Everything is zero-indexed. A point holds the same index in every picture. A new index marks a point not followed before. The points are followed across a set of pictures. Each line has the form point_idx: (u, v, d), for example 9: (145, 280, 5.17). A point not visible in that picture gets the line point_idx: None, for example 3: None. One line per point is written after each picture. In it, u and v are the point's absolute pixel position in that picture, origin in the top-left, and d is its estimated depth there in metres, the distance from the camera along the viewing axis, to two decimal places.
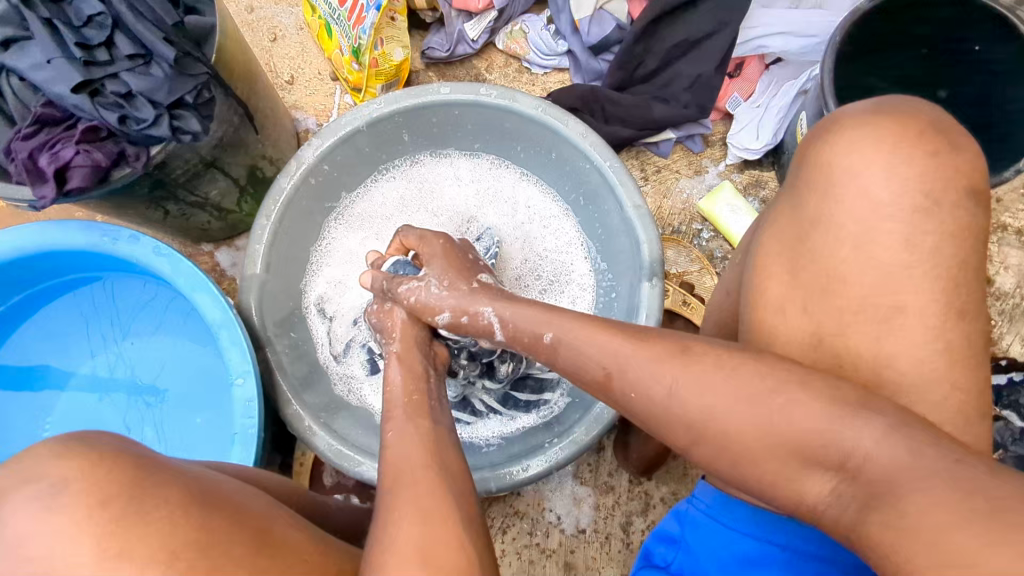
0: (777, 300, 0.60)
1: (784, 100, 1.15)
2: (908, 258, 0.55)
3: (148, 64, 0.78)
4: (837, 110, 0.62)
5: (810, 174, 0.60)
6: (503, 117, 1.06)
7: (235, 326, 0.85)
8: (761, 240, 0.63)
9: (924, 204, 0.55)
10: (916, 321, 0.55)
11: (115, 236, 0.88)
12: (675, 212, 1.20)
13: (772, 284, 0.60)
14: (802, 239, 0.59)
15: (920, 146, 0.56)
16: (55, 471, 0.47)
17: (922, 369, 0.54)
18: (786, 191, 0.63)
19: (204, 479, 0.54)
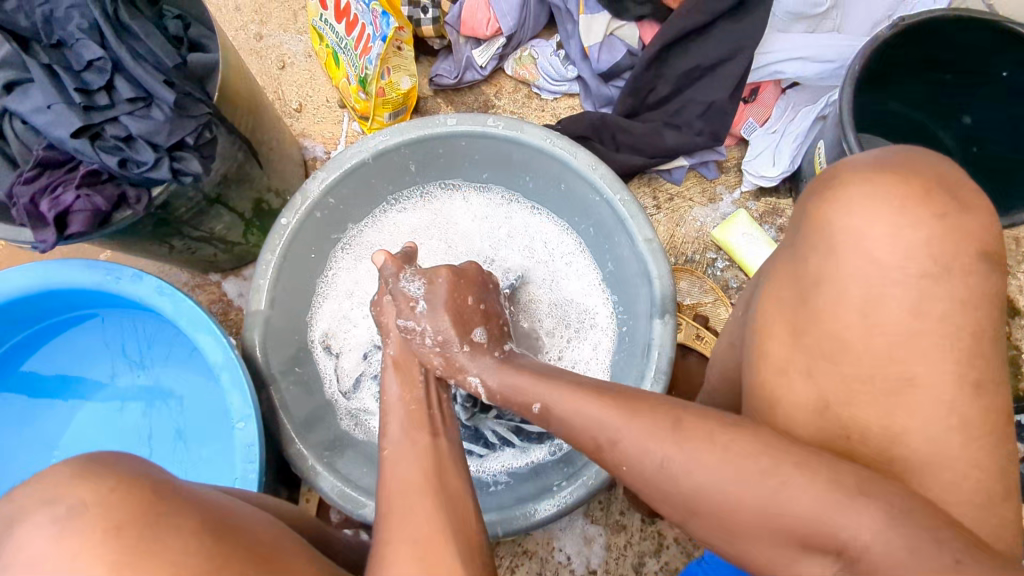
0: (781, 362, 0.58)
1: (801, 126, 1.12)
2: (914, 325, 0.52)
3: (148, 107, 0.77)
4: (840, 161, 0.59)
5: (809, 234, 0.58)
6: (511, 148, 1.04)
7: (237, 368, 0.83)
8: (762, 301, 0.61)
9: (935, 269, 0.52)
10: (927, 393, 0.52)
11: (118, 275, 0.88)
12: (688, 240, 1.17)
13: (772, 346, 0.59)
14: (805, 299, 0.57)
15: (928, 207, 0.53)
16: (72, 493, 0.43)
17: (935, 447, 0.51)
18: (787, 247, 0.61)
19: (217, 504, 0.50)
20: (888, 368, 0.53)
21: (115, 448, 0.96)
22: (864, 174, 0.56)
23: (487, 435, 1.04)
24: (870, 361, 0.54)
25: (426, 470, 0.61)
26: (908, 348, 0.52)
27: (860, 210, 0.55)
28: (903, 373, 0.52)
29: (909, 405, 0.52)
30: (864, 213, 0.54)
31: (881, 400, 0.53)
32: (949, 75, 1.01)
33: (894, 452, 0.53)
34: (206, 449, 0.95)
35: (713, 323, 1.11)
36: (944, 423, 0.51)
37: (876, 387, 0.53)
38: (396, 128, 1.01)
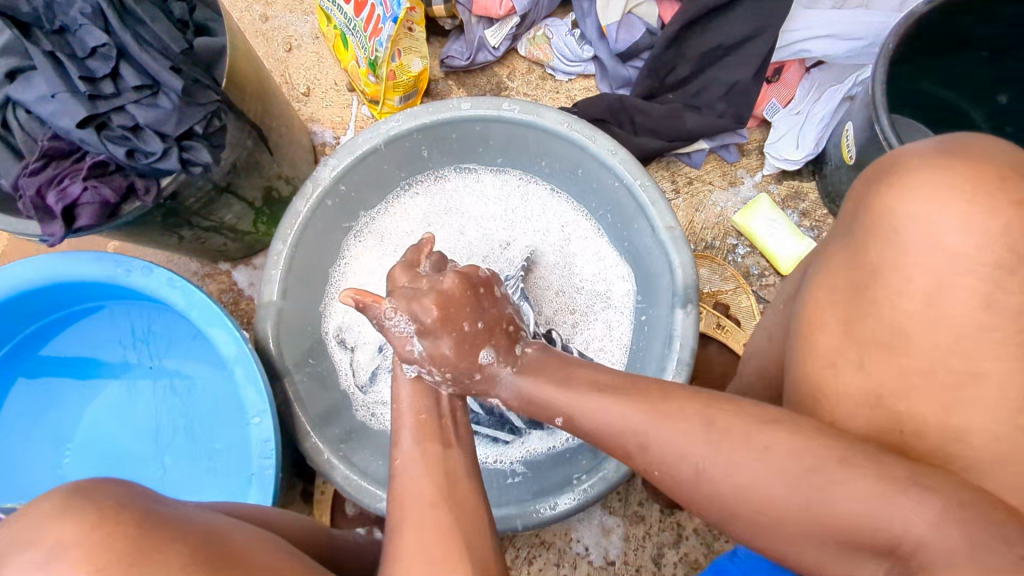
0: (824, 356, 0.56)
1: (827, 108, 1.08)
2: (984, 319, 0.50)
3: (155, 95, 0.75)
4: (902, 147, 0.56)
5: (865, 222, 0.54)
6: (526, 133, 1.01)
7: (251, 362, 0.82)
8: (811, 294, 0.59)
9: (996, 262, 0.50)
10: (979, 390, 0.49)
11: (128, 267, 0.86)
12: (708, 226, 1.14)
13: (819, 338, 0.56)
14: (863, 289, 0.54)
15: (1004, 196, 0.50)
16: (48, 534, 0.38)
17: (990, 452, 0.49)
18: (839, 238, 0.58)
19: (217, 532, 0.45)
20: (954, 361, 0.50)
21: (129, 440, 0.96)
22: (929, 161, 0.52)
23: (511, 421, 1.00)
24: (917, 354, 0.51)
25: (443, 481, 0.59)
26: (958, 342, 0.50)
27: (927, 196, 0.51)
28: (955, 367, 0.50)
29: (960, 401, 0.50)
30: (916, 196, 0.51)
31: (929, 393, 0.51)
32: (984, 51, 0.97)
33: (940, 452, 0.50)
34: (221, 441, 0.94)
35: (735, 312, 1.08)
36: (999, 422, 0.49)
37: (928, 383, 0.51)
38: (408, 113, 0.99)
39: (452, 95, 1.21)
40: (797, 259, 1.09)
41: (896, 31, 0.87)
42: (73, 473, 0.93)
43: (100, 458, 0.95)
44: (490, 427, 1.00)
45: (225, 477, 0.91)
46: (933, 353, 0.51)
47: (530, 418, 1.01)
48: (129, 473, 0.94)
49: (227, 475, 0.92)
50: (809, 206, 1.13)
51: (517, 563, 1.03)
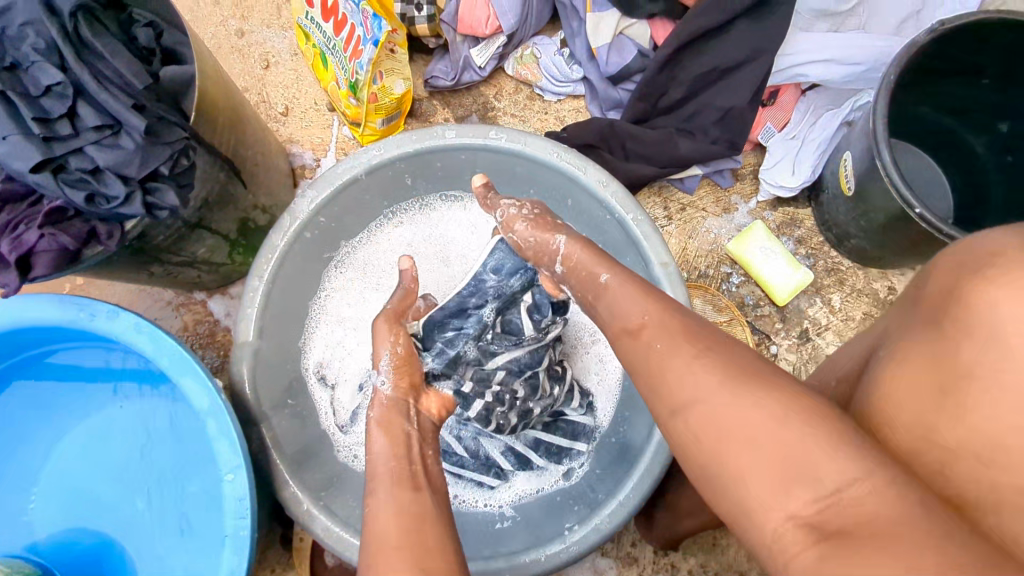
0: None
1: (823, 134, 1.05)
2: None
3: (117, 134, 0.69)
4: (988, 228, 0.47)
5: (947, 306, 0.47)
6: (513, 161, 0.96)
7: (225, 414, 0.77)
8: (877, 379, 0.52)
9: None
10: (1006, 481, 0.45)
11: (93, 311, 0.81)
12: (701, 253, 1.11)
13: None
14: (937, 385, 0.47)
15: None
16: None
17: None
18: (916, 319, 0.51)
19: None
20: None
21: (98, 484, 0.91)
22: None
23: (498, 463, 0.96)
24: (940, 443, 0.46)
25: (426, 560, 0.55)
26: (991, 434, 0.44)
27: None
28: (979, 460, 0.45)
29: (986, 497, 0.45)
30: (997, 283, 0.44)
31: (953, 490, 0.45)
32: (985, 78, 0.93)
33: None
34: (195, 491, 0.89)
35: None
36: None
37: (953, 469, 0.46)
38: (389, 141, 0.94)
39: (437, 116, 1.17)
40: (794, 289, 1.06)
41: (898, 62, 0.83)
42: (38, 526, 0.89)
43: (67, 509, 0.90)
44: (477, 470, 0.96)
45: (199, 530, 0.87)
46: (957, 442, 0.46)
47: (515, 463, 0.97)
48: (99, 519, 0.90)
49: (202, 527, 0.87)
50: (804, 232, 1.11)
51: None
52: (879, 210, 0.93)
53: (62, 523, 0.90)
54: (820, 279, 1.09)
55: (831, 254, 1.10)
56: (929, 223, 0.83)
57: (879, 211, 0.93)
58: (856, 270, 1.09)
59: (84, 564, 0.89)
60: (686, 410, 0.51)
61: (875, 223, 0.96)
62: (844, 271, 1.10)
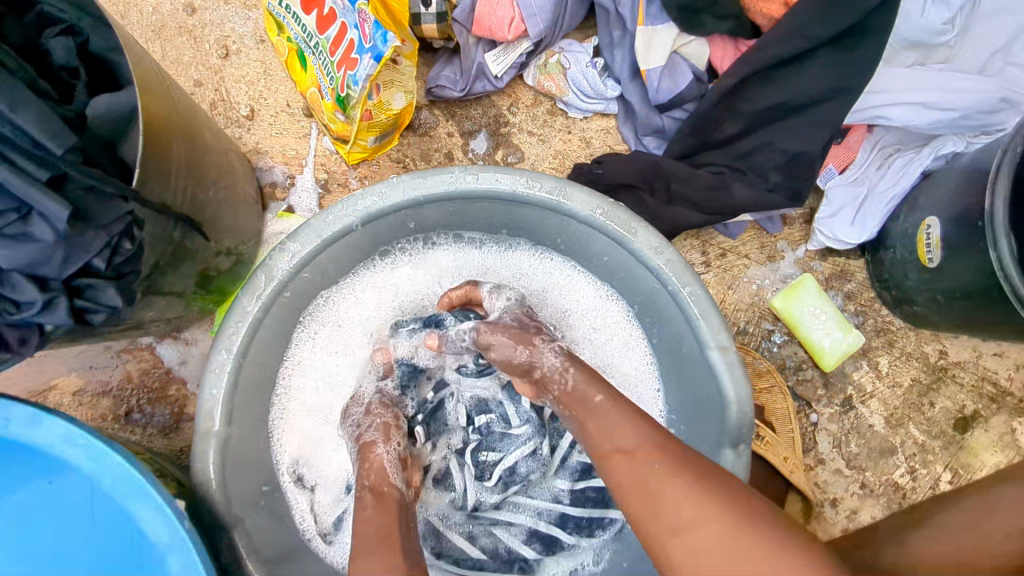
0: None
1: (898, 182, 0.90)
2: None
3: (25, 219, 0.48)
4: None
5: None
6: (543, 213, 0.80)
7: (189, 550, 0.62)
8: None
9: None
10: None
11: (6, 416, 0.63)
12: (741, 307, 0.98)
13: None
14: None
15: None
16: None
17: None
18: None
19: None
20: None
21: None
22: None
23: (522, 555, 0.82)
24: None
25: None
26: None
27: None
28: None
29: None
30: None
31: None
32: None
33: None
34: None
35: (771, 416, 0.94)
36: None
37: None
38: (392, 183, 0.75)
39: (439, 129, 0.97)
40: (844, 352, 0.95)
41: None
42: None
43: None
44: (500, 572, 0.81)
45: None
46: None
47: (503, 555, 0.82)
48: None
49: None
50: (855, 287, 0.98)
51: None
52: (964, 287, 0.81)
53: None
54: (869, 340, 0.98)
55: (882, 312, 0.98)
56: None
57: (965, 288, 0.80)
58: (907, 331, 0.98)
59: None
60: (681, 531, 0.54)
61: (953, 300, 0.84)
62: (894, 332, 0.98)
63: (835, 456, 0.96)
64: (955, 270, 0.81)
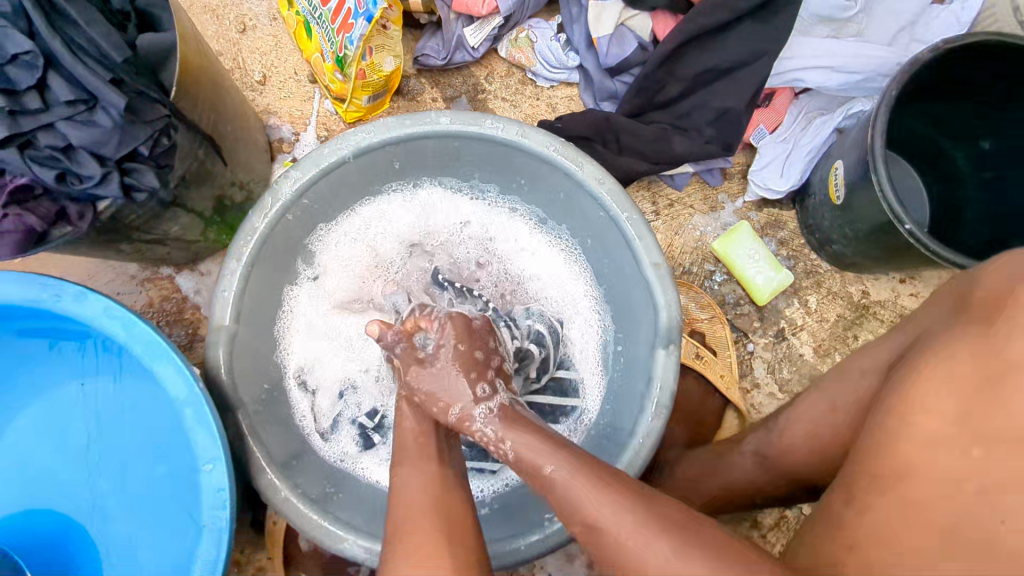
0: (932, 451, 0.50)
1: (817, 138, 1.05)
2: None
3: (92, 110, 0.63)
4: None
5: (980, 334, 0.51)
6: (506, 152, 0.94)
7: (202, 403, 0.76)
8: (921, 392, 0.53)
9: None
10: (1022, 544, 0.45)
11: (58, 293, 0.77)
12: (686, 250, 1.12)
13: (926, 421, 0.51)
14: (978, 405, 0.49)
15: None
16: None
17: None
18: (966, 343, 0.52)
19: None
20: None
21: (61, 469, 0.87)
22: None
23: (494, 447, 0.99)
24: (970, 550, 0.46)
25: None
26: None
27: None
28: (1002, 498, 0.47)
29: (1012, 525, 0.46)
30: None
31: (968, 565, 0.46)
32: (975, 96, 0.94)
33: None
34: (164, 470, 0.85)
35: (711, 342, 1.07)
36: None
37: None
38: (380, 123, 0.89)
39: (424, 95, 1.12)
40: (775, 289, 1.08)
41: (898, 80, 0.84)
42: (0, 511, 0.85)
43: (19, 498, 0.86)
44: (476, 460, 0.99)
45: (167, 509, 0.84)
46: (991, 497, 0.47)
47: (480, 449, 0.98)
48: (60, 500, 0.86)
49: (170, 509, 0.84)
50: (787, 234, 1.12)
51: None
52: (866, 221, 0.95)
53: (14, 502, 0.85)
54: (799, 280, 1.11)
55: (811, 256, 1.12)
56: (915, 239, 0.85)
57: (865, 221, 0.95)
58: (833, 273, 1.12)
59: (43, 542, 0.85)
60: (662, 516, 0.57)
61: (858, 233, 0.98)
62: (821, 273, 1.12)
63: (769, 381, 1.09)
64: (858, 205, 0.94)
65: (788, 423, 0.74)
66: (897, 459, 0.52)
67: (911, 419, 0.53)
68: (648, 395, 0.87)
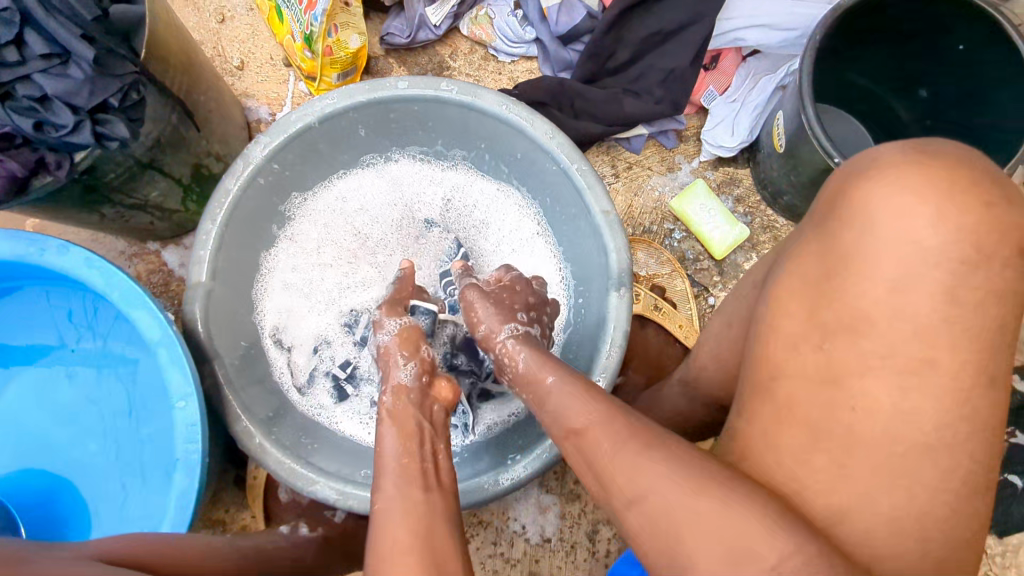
0: (791, 336, 0.55)
1: (761, 97, 1.12)
2: (946, 310, 0.50)
3: (65, 64, 0.71)
4: (871, 149, 0.57)
5: (835, 209, 0.55)
6: (465, 113, 1.00)
7: (175, 344, 0.80)
8: (781, 273, 0.58)
9: (968, 257, 0.50)
10: (871, 428, 0.51)
11: (43, 247, 0.82)
12: (646, 210, 1.16)
13: (784, 321, 0.56)
14: (829, 276, 0.54)
15: (972, 198, 0.51)
16: None
17: (896, 411, 0.50)
18: (812, 228, 0.58)
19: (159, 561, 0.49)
20: (900, 424, 0.50)
21: (53, 428, 0.91)
22: (892, 177, 0.53)
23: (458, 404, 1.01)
24: (831, 438, 0.52)
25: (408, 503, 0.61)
26: (902, 438, 0.50)
27: (889, 190, 0.52)
28: (850, 386, 0.52)
29: (860, 410, 0.51)
30: (885, 185, 0.53)
31: (828, 452, 0.52)
32: (906, 46, 1.01)
33: (809, 459, 0.52)
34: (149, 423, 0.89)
35: (670, 295, 1.11)
36: (936, 483, 0.50)
37: (884, 367, 0.51)
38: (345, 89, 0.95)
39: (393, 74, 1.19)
40: (731, 243, 1.12)
41: (824, 24, 0.90)
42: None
43: (14, 457, 0.89)
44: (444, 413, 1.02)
45: (152, 457, 0.88)
46: (846, 387, 0.52)
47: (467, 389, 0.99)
48: (52, 458, 0.90)
49: (154, 457, 0.88)
50: (743, 191, 1.17)
51: None
52: (806, 167, 0.99)
53: (10, 465, 0.89)
54: (756, 235, 1.15)
55: (767, 212, 1.16)
56: None
57: (805, 166, 0.99)
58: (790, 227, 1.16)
59: (37, 500, 0.88)
60: (637, 494, 0.53)
61: (801, 179, 1.02)
62: (778, 228, 1.16)
63: None
64: (797, 152, 0.99)
65: (700, 346, 0.76)
66: (769, 363, 0.57)
67: (775, 323, 0.57)
68: (603, 334, 0.91)
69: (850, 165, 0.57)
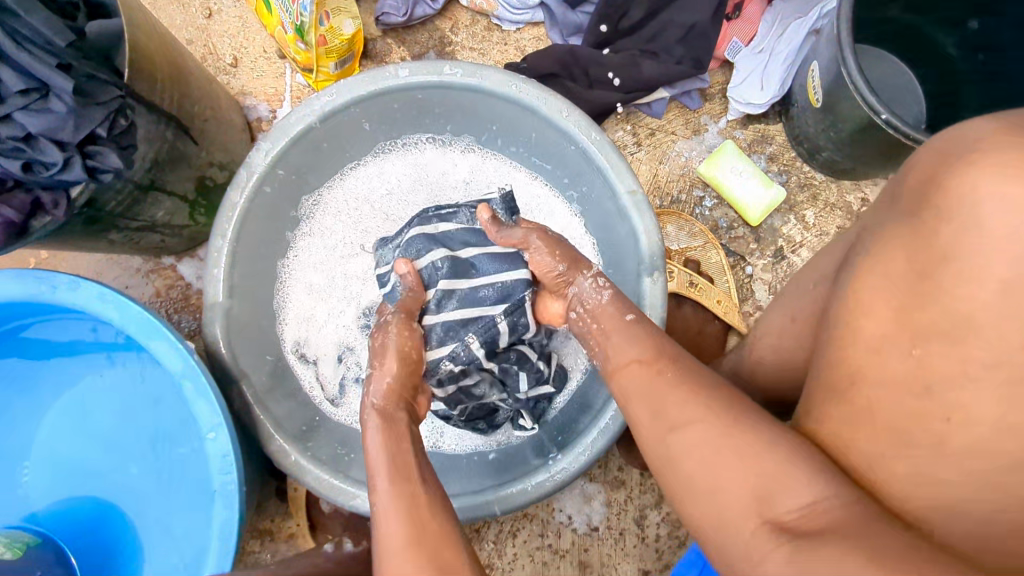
0: (876, 340, 0.49)
1: (791, 44, 1.03)
2: None
3: (45, 98, 0.69)
4: (966, 121, 0.46)
5: (926, 197, 0.46)
6: (474, 96, 0.93)
7: (199, 376, 0.78)
8: (862, 270, 0.50)
9: None
10: (965, 438, 0.45)
11: (53, 283, 0.79)
12: (673, 178, 1.09)
13: (867, 323, 0.49)
14: (924, 276, 0.46)
15: None
16: None
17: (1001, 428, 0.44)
18: (895, 213, 0.49)
19: None
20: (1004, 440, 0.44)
21: (85, 458, 0.90)
22: (1001, 157, 0.43)
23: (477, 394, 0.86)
24: (917, 444, 0.46)
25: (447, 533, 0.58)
26: (1001, 451, 0.44)
27: (994, 177, 0.42)
28: (947, 398, 0.45)
29: (958, 422, 0.45)
30: (987, 170, 0.43)
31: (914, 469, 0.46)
32: None
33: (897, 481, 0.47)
34: (184, 449, 0.89)
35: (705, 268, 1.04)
36: None
37: (991, 378, 0.44)
38: (344, 83, 0.89)
39: (392, 56, 1.12)
40: (765, 208, 1.05)
41: None
42: (39, 505, 0.89)
43: (52, 493, 0.89)
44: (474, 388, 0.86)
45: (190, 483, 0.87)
46: (942, 398, 0.46)
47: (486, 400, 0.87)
48: (89, 489, 0.89)
49: (192, 483, 0.87)
50: (777, 149, 1.08)
51: (500, 536, 1.02)
52: (846, 120, 0.91)
53: (52, 500, 0.89)
54: (794, 195, 1.08)
55: (804, 169, 1.08)
56: (894, 128, 0.83)
57: (845, 120, 0.91)
58: (829, 184, 1.08)
59: (82, 531, 0.88)
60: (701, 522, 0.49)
61: (842, 135, 0.94)
62: (817, 186, 1.08)
63: None
64: (836, 104, 0.91)
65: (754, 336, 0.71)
66: (845, 368, 0.50)
67: (854, 325, 0.50)
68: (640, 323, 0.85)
69: (937, 142, 0.47)
